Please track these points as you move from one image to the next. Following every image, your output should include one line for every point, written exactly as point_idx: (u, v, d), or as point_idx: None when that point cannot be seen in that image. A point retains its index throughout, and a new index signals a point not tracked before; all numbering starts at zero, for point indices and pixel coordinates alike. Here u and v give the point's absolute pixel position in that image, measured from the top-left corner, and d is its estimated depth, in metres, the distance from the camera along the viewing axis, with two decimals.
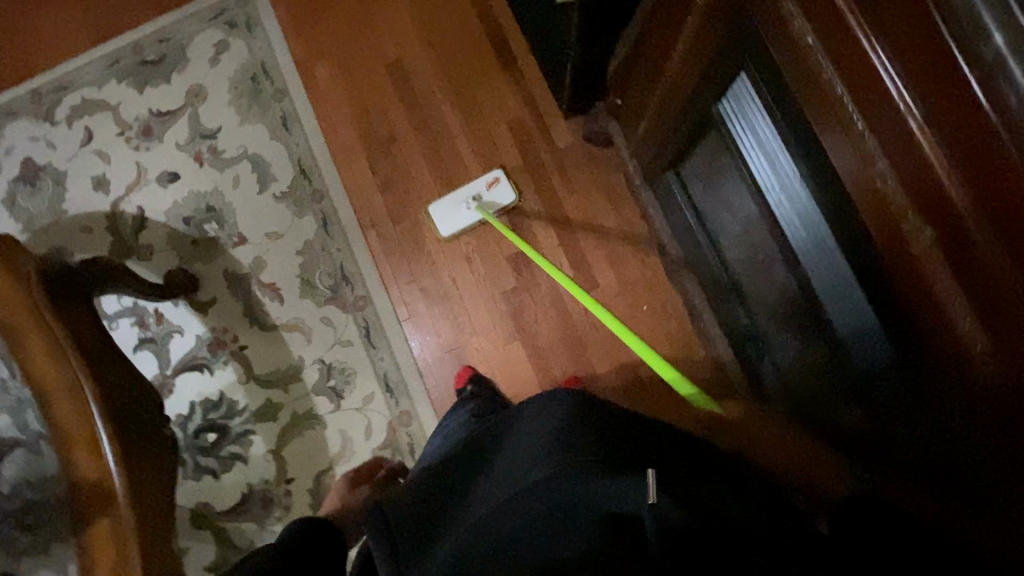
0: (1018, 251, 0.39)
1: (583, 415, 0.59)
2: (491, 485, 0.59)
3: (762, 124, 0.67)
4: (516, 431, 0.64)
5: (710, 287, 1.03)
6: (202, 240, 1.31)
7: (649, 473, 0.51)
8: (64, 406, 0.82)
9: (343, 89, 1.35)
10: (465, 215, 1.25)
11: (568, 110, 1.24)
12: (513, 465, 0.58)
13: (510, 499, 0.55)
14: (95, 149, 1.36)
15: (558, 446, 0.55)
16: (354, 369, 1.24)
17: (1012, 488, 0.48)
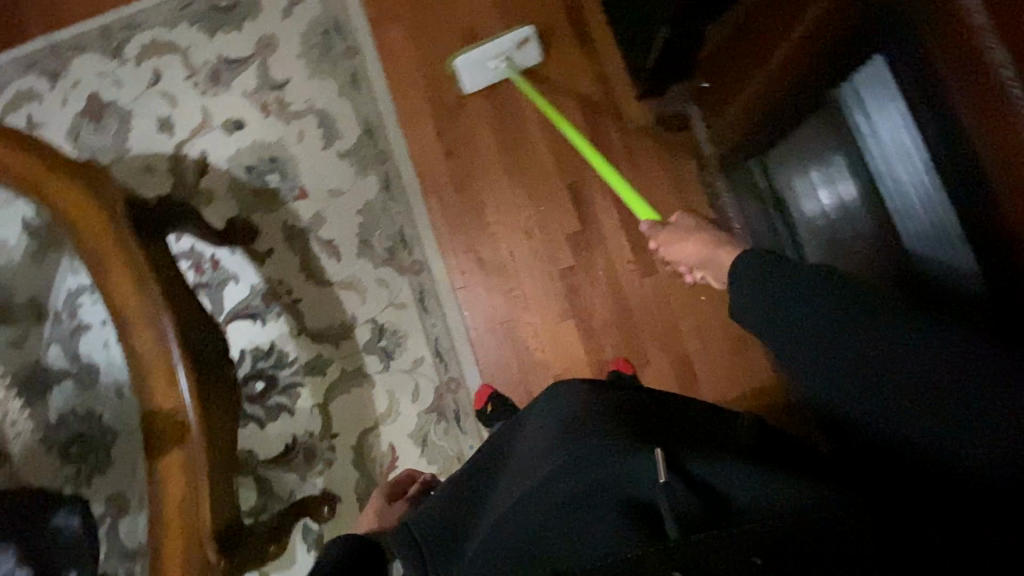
0: None
1: (583, 409, 0.68)
2: (503, 490, 0.69)
3: (895, 113, 0.70)
4: (522, 437, 0.75)
5: None
6: (262, 191, 1.30)
7: (658, 453, 0.59)
8: (145, 336, 0.83)
9: (414, 51, 1.33)
10: (492, 72, 1.28)
11: (643, 91, 1.22)
12: (520, 466, 0.68)
13: (527, 494, 0.63)
14: (162, 91, 1.36)
15: (558, 445, 0.64)
16: (406, 333, 1.25)
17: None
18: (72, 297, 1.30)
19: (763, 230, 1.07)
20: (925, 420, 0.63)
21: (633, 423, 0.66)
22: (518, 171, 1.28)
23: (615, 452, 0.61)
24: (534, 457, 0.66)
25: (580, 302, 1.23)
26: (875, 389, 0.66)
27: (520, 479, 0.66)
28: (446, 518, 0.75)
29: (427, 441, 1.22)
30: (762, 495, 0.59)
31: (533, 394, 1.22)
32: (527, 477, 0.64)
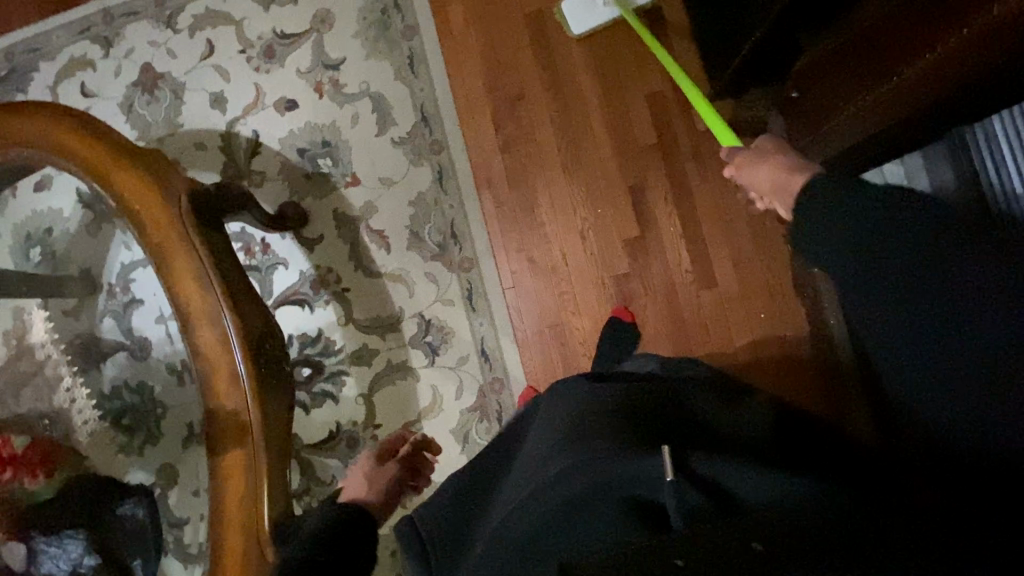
0: None
1: (602, 404, 0.65)
2: (512, 484, 0.66)
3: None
4: (533, 435, 0.71)
5: None
6: (314, 175, 1.28)
7: (664, 449, 0.54)
8: (208, 332, 0.84)
9: (475, 35, 1.27)
10: (601, 10, 1.21)
11: (718, 93, 1.15)
12: (532, 457, 0.65)
13: (528, 498, 0.58)
14: (215, 64, 1.32)
15: (566, 444, 0.60)
16: (453, 329, 1.24)
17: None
18: (125, 272, 1.33)
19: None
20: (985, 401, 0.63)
21: (645, 423, 0.61)
22: (577, 169, 1.23)
23: (624, 444, 0.57)
24: (541, 451, 0.63)
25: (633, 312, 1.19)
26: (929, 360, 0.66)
27: (529, 470, 0.63)
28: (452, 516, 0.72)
29: (468, 439, 1.22)
30: (775, 494, 0.53)
31: None
32: (532, 478, 0.60)
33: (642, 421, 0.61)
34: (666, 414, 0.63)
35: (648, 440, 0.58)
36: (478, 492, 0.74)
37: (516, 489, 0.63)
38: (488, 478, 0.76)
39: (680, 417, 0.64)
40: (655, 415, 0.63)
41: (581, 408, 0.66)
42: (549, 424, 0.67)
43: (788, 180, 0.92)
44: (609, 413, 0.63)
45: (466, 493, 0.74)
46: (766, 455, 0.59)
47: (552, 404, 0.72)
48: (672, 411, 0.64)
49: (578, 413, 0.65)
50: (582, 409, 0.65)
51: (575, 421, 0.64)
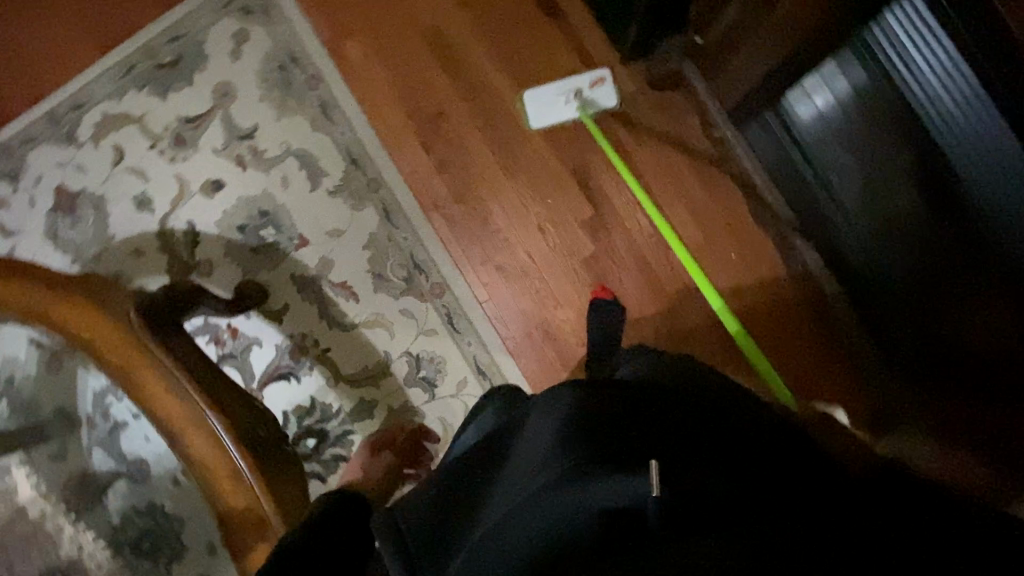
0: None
1: (583, 408, 0.59)
2: (497, 493, 0.59)
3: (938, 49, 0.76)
4: (517, 435, 0.64)
5: (813, 224, 1.04)
6: (262, 248, 1.25)
7: (653, 465, 0.52)
8: (199, 439, 0.81)
9: (379, 65, 1.25)
10: (563, 110, 1.20)
11: (629, 56, 1.16)
12: (518, 465, 0.59)
13: (509, 515, 0.55)
14: (129, 166, 1.28)
15: (547, 458, 0.56)
16: (443, 358, 1.22)
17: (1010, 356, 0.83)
18: (100, 399, 1.26)
19: (772, 150, 1.03)
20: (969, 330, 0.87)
21: (624, 428, 0.57)
22: (517, 168, 1.22)
23: (624, 463, 0.53)
24: (522, 470, 0.57)
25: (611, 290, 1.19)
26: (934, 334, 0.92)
27: (515, 483, 0.57)
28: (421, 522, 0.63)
29: None
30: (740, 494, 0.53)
31: None
32: (514, 490, 0.56)
33: (635, 428, 0.57)
34: (657, 412, 0.60)
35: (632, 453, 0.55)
36: (452, 496, 0.65)
37: (503, 502, 0.57)
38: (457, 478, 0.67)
39: (658, 411, 0.60)
40: (648, 416, 0.59)
41: (573, 408, 0.59)
42: (531, 429, 0.62)
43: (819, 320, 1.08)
44: (604, 417, 0.58)
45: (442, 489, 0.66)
46: (745, 458, 0.58)
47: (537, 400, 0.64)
48: (665, 408, 0.61)
49: (568, 418, 0.58)
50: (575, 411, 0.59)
51: (567, 427, 0.57)
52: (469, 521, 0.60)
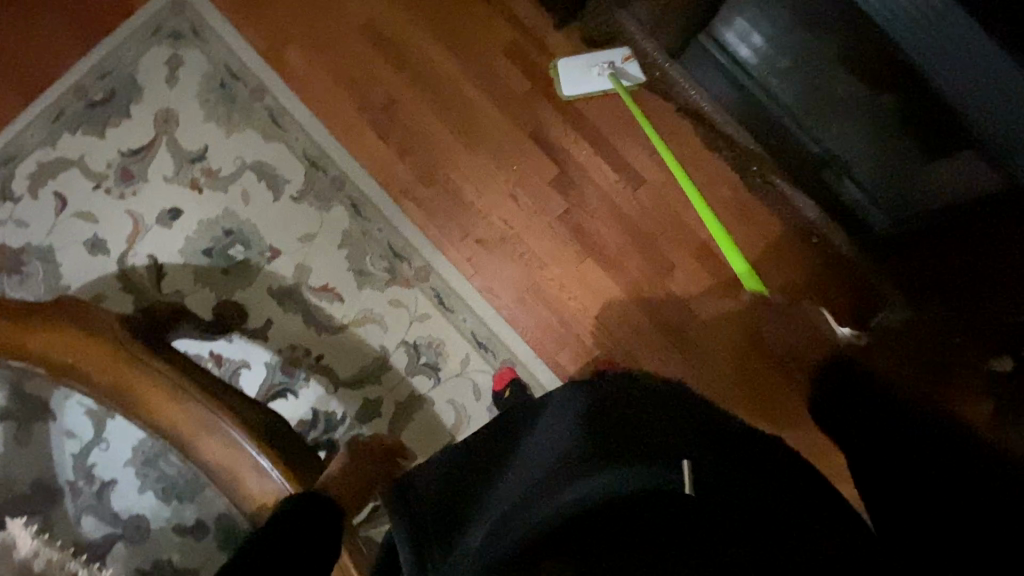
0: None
1: (603, 411, 0.71)
2: (517, 477, 0.69)
3: None
4: (534, 432, 0.74)
5: (777, 146, 1.09)
6: (233, 267, 1.21)
7: (685, 462, 0.63)
8: (212, 442, 0.77)
9: (321, 67, 1.26)
10: (596, 81, 1.22)
11: (562, 16, 1.21)
12: (540, 455, 0.69)
13: (545, 489, 0.63)
14: (76, 211, 1.22)
15: (581, 449, 0.66)
16: (441, 340, 1.21)
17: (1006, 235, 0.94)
18: (82, 461, 1.17)
19: (722, 85, 1.09)
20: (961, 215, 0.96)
21: (637, 429, 0.69)
22: (476, 140, 1.25)
23: (655, 458, 0.64)
24: (555, 456, 0.67)
25: (612, 240, 1.23)
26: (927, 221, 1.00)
27: (541, 467, 0.67)
28: (433, 503, 0.71)
29: None
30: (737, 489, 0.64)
31: (586, 341, 1.22)
32: (550, 471, 0.65)
33: (647, 430, 0.69)
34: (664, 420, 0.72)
35: (659, 451, 0.65)
36: (468, 484, 0.73)
37: (527, 482, 0.66)
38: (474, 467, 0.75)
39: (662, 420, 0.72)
40: (654, 423, 0.71)
41: (592, 410, 0.71)
42: (555, 425, 0.72)
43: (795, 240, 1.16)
44: (622, 422, 0.70)
45: (462, 473, 0.75)
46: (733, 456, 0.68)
47: (561, 401, 0.75)
48: (664, 415, 0.73)
49: (588, 416, 0.70)
50: (598, 414, 0.71)
51: (589, 424, 0.69)
52: (485, 504, 0.69)
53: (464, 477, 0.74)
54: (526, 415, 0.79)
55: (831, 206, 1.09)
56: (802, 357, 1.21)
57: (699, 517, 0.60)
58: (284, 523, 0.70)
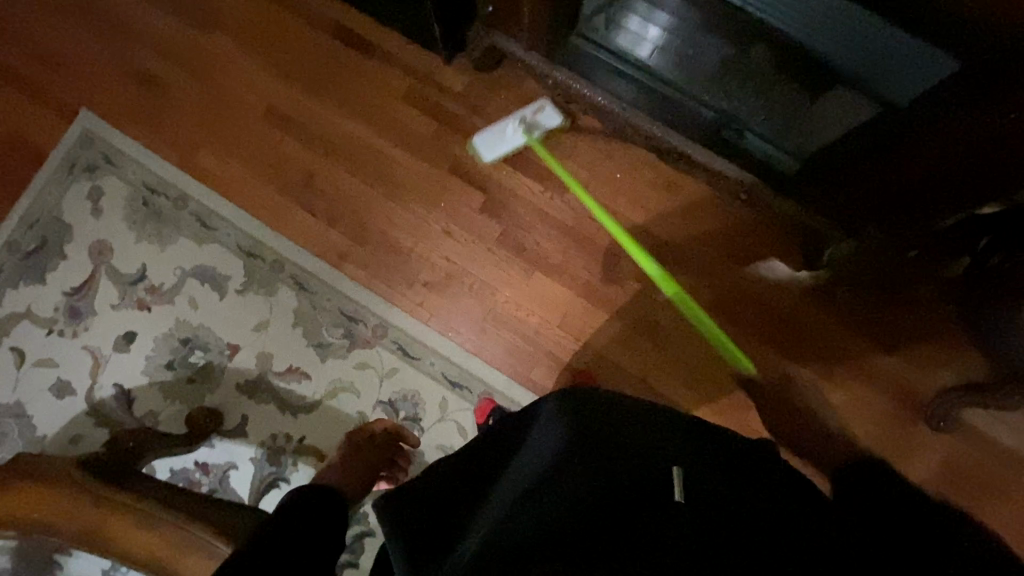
0: (908, 136, 0.86)
1: (592, 423, 0.72)
2: (508, 489, 0.68)
3: None
4: (524, 446, 0.74)
5: (676, 120, 1.12)
6: (197, 374, 1.22)
7: (677, 470, 0.66)
8: (191, 562, 0.75)
9: (235, 161, 1.29)
10: (511, 138, 1.24)
11: (447, 52, 1.24)
12: (531, 465, 0.68)
13: (543, 503, 0.62)
14: (35, 361, 1.23)
15: (575, 463, 0.66)
16: (415, 390, 1.21)
17: (907, 205, 0.95)
18: None
19: (609, 78, 1.12)
20: (853, 167, 0.97)
21: (620, 445, 0.70)
22: (399, 189, 1.27)
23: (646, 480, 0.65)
24: (551, 467, 0.66)
25: (554, 247, 1.24)
26: (828, 168, 1.01)
27: (538, 477, 0.66)
28: (426, 519, 0.69)
29: None
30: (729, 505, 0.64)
31: (554, 352, 1.22)
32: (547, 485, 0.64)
33: (634, 439, 0.72)
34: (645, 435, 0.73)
35: (647, 470, 0.67)
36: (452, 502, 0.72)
37: (518, 492, 0.65)
38: (456, 488, 0.74)
39: (640, 435, 0.73)
40: (637, 433, 0.73)
41: (579, 413, 0.71)
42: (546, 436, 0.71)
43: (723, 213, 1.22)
44: (607, 431, 0.71)
45: (442, 493, 0.73)
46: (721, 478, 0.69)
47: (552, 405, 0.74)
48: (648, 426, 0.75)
49: (577, 422, 0.70)
50: (585, 418, 0.71)
51: (579, 431, 0.69)
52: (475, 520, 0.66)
53: (454, 491, 0.73)
54: (516, 428, 0.79)
55: (752, 165, 1.11)
56: (770, 312, 1.21)
57: (691, 522, 0.60)
58: (277, 535, 0.73)
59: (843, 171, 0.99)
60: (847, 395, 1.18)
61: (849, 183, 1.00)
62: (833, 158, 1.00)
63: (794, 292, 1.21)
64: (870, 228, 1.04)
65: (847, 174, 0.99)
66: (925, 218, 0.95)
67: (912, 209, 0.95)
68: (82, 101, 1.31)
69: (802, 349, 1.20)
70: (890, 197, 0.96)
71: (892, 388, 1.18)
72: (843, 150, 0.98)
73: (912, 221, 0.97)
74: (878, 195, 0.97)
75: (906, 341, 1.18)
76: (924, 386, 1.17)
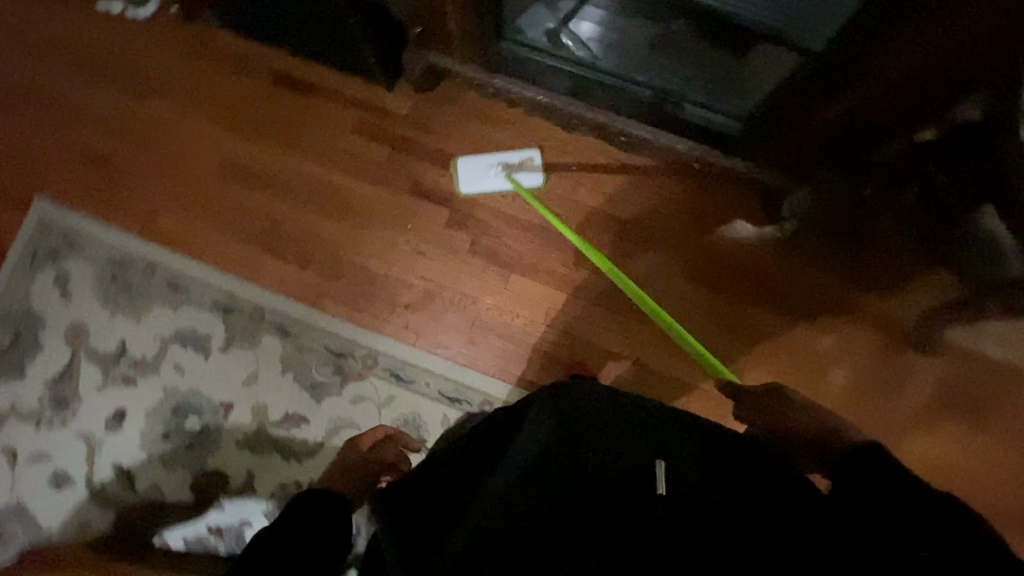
0: (834, 75, 0.91)
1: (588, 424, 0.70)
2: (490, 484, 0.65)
3: None
4: (507, 446, 0.70)
5: (614, 103, 1.14)
6: (194, 438, 1.21)
7: (661, 463, 0.64)
8: None
9: (197, 220, 1.29)
10: (493, 181, 1.26)
11: (386, 78, 1.27)
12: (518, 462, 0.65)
13: (530, 505, 0.60)
14: (28, 456, 1.21)
15: (566, 467, 0.64)
16: (416, 413, 1.21)
17: (851, 136, 1.00)
18: None
19: (540, 75, 1.15)
20: (794, 114, 1.01)
21: (616, 445, 0.68)
22: (364, 219, 1.28)
23: (637, 475, 0.64)
24: (541, 469, 0.64)
25: (525, 248, 1.26)
26: (770, 122, 1.05)
27: (528, 475, 0.63)
28: (406, 516, 0.66)
29: None
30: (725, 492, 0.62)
31: (545, 350, 1.23)
32: (535, 488, 0.62)
33: (629, 431, 0.70)
34: (642, 428, 0.71)
35: (640, 464, 0.65)
36: (434, 497, 0.68)
37: (501, 492, 0.62)
38: (439, 483, 0.71)
39: (639, 431, 0.71)
40: (629, 426, 0.71)
41: (569, 415, 0.70)
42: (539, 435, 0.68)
43: (680, 187, 1.25)
44: (599, 424, 0.70)
45: (426, 488, 0.70)
46: (718, 463, 0.67)
47: (542, 403, 0.73)
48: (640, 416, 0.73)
49: (571, 424, 0.69)
50: (573, 414, 0.70)
51: (571, 434, 0.68)
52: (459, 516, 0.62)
53: (441, 485, 0.70)
54: (508, 418, 0.76)
55: (700, 134, 1.13)
56: (744, 270, 1.23)
57: (681, 516, 0.58)
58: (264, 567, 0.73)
59: (785, 119, 1.03)
60: (834, 338, 1.21)
61: (791, 132, 1.04)
62: (774, 109, 1.04)
63: (763, 246, 1.23)
64: (822, 167, 1.08)
65: (788, 123, 1.03)
66: (875, 143, 1.00)
67: (859, 138, 1.00)
68: (35, 189, 1.31)
69: (781, 299, 1.22)
70: (834, 134, 1.00)
71: (875, 323, 1.21)
72: (782, 100, 1.01)
73: (861, 148, 1.02)
74: (823, 135, 1.01)
75: (878, 273, 1.21)
76: (904, 314, 1.21)
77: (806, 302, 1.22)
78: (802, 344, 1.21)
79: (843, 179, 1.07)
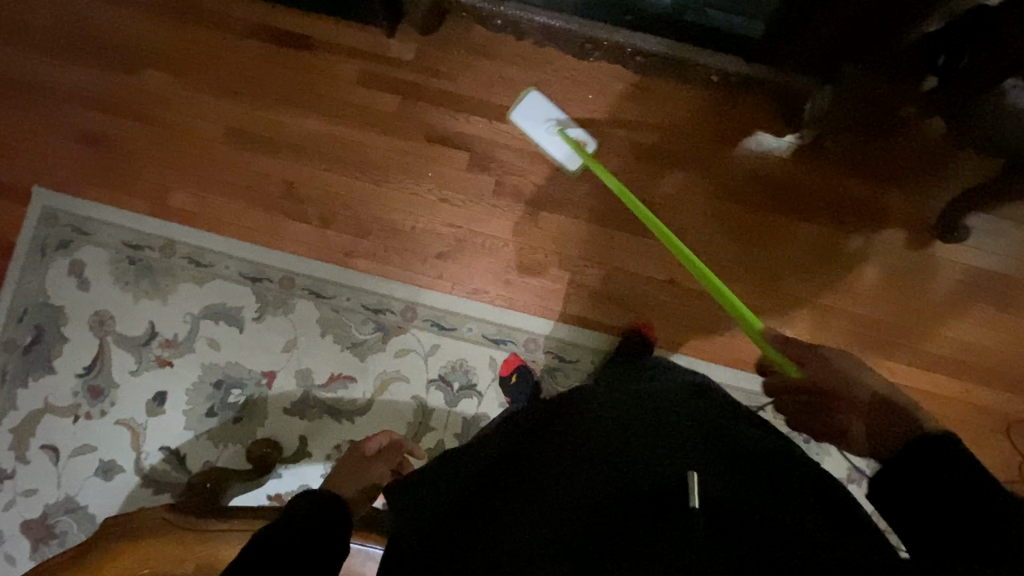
0: None
1: (624, 424, 0.68)
2: (525, 486, 0.65)
3: None
4: (538, 453, 0.70)
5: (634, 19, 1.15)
6: (240, 411, 1.19)
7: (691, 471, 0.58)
8: None
9: (209, 192, 1.25)
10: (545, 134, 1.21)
11: (389, 24, 1.22)
12: (551, 471, 0.65)
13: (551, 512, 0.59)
14: (72, 450, 1.18)
15: (590, 474, 0.62)
16: (463, 359, 1.20)
17: (873, 31, 0.98)
18: None
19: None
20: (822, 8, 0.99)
21: (647, 449, 0.65)
22: (381, 172, 1.25)
23: (661, 475, 0.60)
24: (567, 477, 0.63)
25: (551, 182, 1.24)
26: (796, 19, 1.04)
27: (554, 484, 0.63)
28: (431, 523, 0.68)
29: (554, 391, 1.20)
30: (759, 503, 0.58)
31: (582, 283, 1.23)
32: (558, 495, 0.61)
33: (666, 433, 0.67)
34: (682, 432, 0.68)
35: (669, 462, 0.62)
36: (461, 503, 0.69)
37: (527, 503, 0.62)
38: (465, 491, 0.71)
39: (675, 438, 0.67)
40: (658, 426, 0.68)
41: (606, 419, 0.70)
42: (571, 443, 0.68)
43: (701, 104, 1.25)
44: (615, 435, 0.67)
45: (457, 494, 0.71)
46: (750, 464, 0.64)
47: (566, 414, 0.73)
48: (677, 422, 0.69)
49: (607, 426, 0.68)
50: (580, 432, 0.68)
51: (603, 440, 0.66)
52: (487, 523, 0.63)
53: (473, 491, 0.71)
54: (533, 428, 0.75)
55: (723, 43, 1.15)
56: (769, 181, 1.24)
57: (712, 526, 0.52)
58: (307, 548, 0.65)
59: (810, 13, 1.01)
60: (863, 237, 1.23)
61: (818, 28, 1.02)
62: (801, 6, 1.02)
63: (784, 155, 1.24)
64: (846, 65, 1.06)
65: (814, 17, 1.01)
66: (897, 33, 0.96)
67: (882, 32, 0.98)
68: (32, 179, 1.25)
69: (806, 206, 1.23)
70: (859, 28, 0.99)
71: (903, 219, 1.23)
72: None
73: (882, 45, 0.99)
74: (848, 29, 1.00)
75: (896, 171, 1.23)
76: (929, 210, 1.23)
77: (826, 211, 1.23)
78: (830, 248, 1.23)
79: (868, 75, 1.05)
